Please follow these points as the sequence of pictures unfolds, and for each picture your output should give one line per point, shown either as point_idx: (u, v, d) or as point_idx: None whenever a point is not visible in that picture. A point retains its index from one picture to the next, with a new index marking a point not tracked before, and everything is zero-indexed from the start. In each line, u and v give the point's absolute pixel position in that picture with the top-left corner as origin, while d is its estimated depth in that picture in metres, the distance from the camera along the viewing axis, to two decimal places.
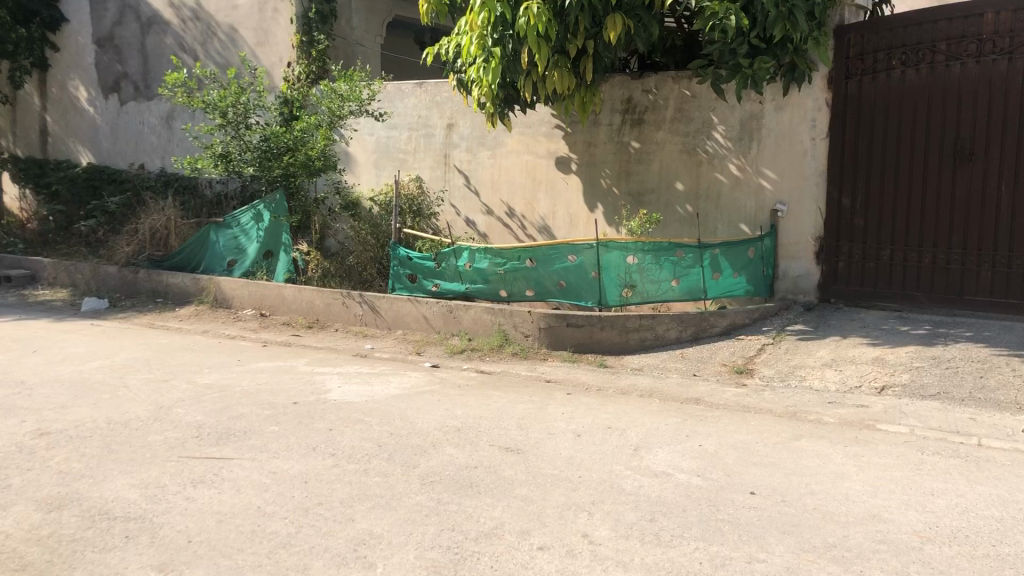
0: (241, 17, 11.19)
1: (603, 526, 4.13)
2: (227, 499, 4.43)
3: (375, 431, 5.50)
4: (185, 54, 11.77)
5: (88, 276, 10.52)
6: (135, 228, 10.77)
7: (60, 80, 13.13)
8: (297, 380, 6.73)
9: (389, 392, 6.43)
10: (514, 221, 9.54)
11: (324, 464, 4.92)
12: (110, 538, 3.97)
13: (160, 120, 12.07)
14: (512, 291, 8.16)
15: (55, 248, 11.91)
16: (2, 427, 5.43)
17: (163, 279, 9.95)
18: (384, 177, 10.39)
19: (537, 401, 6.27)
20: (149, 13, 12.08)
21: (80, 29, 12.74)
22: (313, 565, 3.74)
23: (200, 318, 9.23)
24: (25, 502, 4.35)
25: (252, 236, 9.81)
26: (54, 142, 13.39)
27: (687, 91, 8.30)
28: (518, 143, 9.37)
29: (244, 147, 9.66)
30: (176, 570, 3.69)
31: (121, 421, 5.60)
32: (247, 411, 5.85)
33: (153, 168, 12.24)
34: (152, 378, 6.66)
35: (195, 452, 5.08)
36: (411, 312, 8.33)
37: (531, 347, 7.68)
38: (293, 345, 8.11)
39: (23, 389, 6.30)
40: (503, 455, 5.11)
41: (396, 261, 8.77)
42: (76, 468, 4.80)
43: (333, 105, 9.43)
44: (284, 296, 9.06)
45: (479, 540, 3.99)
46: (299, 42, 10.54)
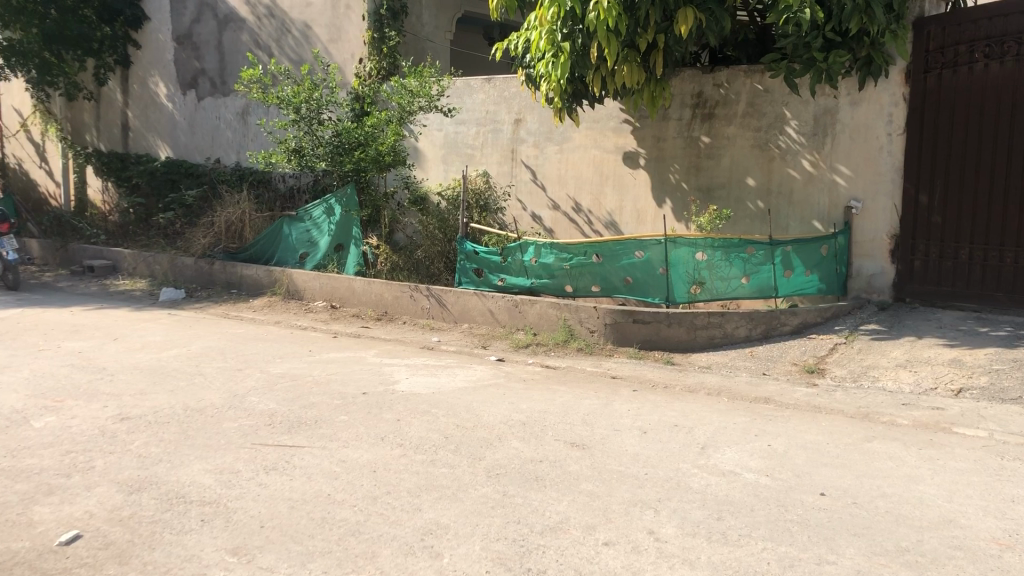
0: (315, 14, 11.36)
1: (669, 523, 4.11)
2: (298, 486, 4.53)
3: (441, 423, 5.57)
4: (261, 50, 12.01)
5: (166, 267, 10.87)
6: (211, 220, 11.03)
7: (140, 76, 13.49)
8: (366, 371, 6.84)
9: (455, 384, 6.49)
10: (581, 216, 9.49)
11: (392, 454, 5.00)
12: (187, 521, 4.09)
13: (236, 115, 12.35)
14: (579, 286, 8.16)
15: (135, 240, 12.39)
16: (86, 411, 5.65)
17: (238, 271, 10.19)
18: (452, 173, 10.43)
19: (602, 397, 6.26)
20: (226, 11, 12.33)
21: (161, 26, 13.07)
22: (381, 553, 3.80)
23: (272, 309, 9.44)
24: (107, 483, 4.52)
25: (324, 229, 9.95)
26: (136, 137, 13.80)
27: (760, 85, 8.18)
28: (587, 137, 9.33)
29: (317, 143, 9.82)
30: (251, 554, 3.79)
31: (197, 408, 5.77)
32: (318, 400, 5.98)
33: (228, 162, 12.53)
34: (226, 367, 6.84)
35: (268, 439, 5.20)
36: (477, 306, 8.39)
37: (597, 343, 7.65)
38: (362, 337, 8.24)
39: (105, 375, 6.53)
40: (568, 450, 5.11)
41: (462, 256, 8.82)
42: (156, 452, 4.96)
43: (404, 101, 9.56)
44: (355, 288, 9.20)
45: (544, 534, 4.00)
46: (370, 38, 10.63)
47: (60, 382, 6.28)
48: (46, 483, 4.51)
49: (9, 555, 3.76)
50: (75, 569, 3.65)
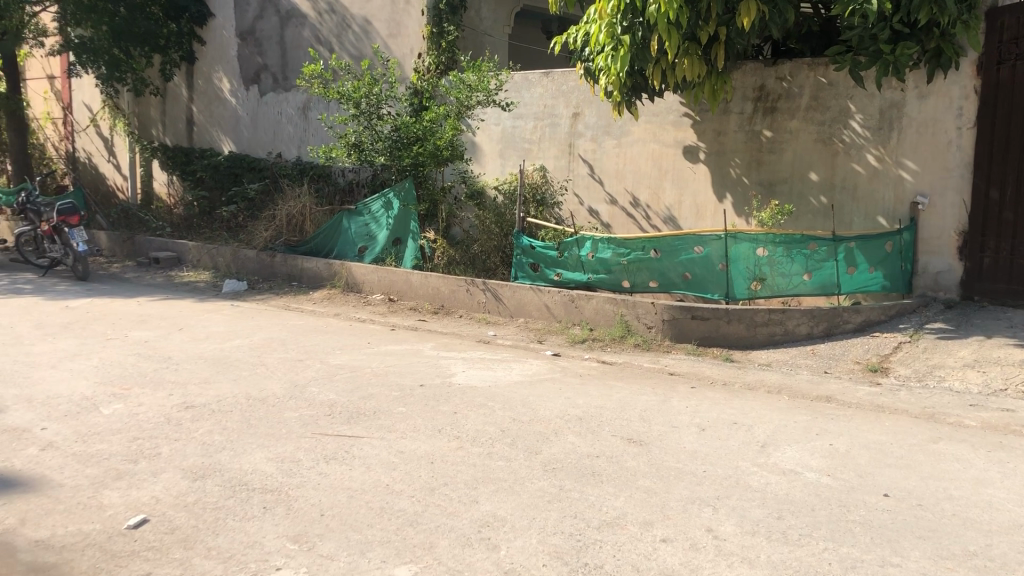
0: (375, 9, 11.46)
1: (728, 521, 4.07)
2: (357, 475, 4.58)
3: (498, 416, 5.58)
4: (322, 46, 12.14)
5: (229, 259, 11.08)
6: (273, 214, 11.20)
7: (205, 71, 13.74)
8: (423, 363, 6.89)
9: (512, 378, 6.50)
10: (639, 211, 9.40)
11: (449, 446, 5.03)
12: (250, 508, 4.17)
13: (297, 110, 12.52)
14: (636, 281, 8.11)
15: (199, 232, 12.63)
16: (152, 398, 5.78)
17: (298, 264, 10.35)
18: (509, 167, 10.41)
19: (659, 393, 6.22)
20: (287, 7, 12.49)
21: (225, 23, 13.30)
22: (439, 544, 3.82)
23: (332, 301, 9.56)
24: (173, 469, 4.63)
25: (382, 223, 10.05)
26: (200, 131, 14.05)
27: (824, 78, 8.03)
28: (645, 131, 9.24)
29: (376, 137, 9.91)
30: (311, 542, 3.84)
31: (259, 397, 5.87)
32: (377, 392, 6.04)
33: (290, 156, 12.70)
34: (287, 357, 6.94)
35: (328, 429, 5.27)
36: (533, 300, 8.39)
37: (654, 339, 7.60)
38: (420, 329, 8.29)
39: (170, 364, 6.68)
40: (625, 446, 5.08)
41: (519, 250, 8.83)
42: (219, 440, 5.06)
43: (462, 95, 9.58)
44: (412, 282, 9.27)
45: (601, 529, 3.99)
46: (429, 33, 10.71)
47: (128, 370, 6.45)
48: (115, 468, 4.64)
49: (80, 537, 3.88)
50: (143, 552, 3.74)
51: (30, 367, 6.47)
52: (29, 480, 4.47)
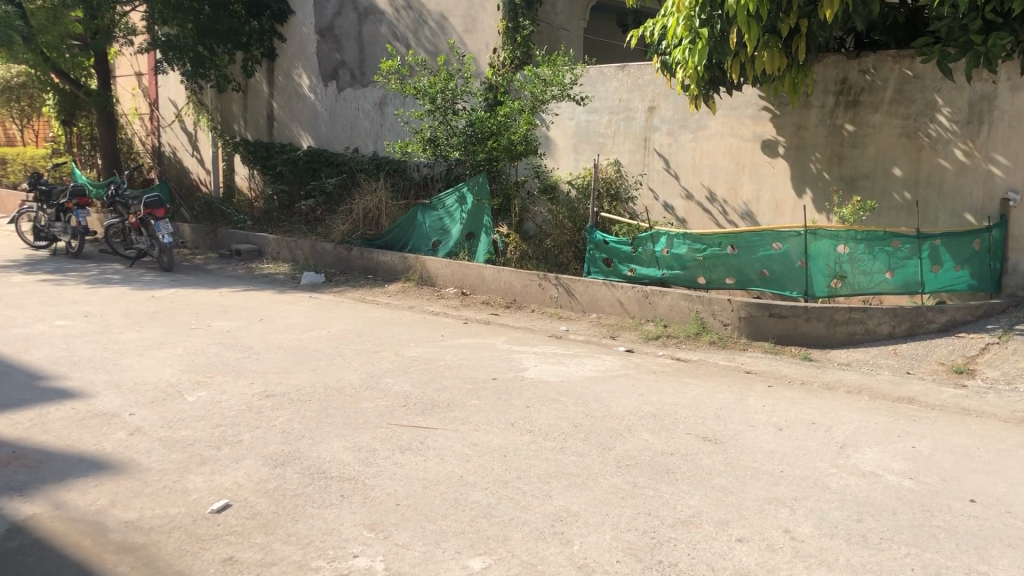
0: (451, 5, 11.52)
1: (806, 522, 3.99)
2: (432, 466, 4.64)
3: (571, 411, 5.58)
4: (399, 42, 12.27)
5: (307, 252, 11.32)
6: (350, 207, 11.39)
7: (285, 68, 14.02)
8: (496, 357, 6.92)
9: (584, 374, 6.49)
10: (715, 206, 9.26)
11: (522, 440, 5.04)
12: (328, 496, 4.26)
13: (374, 105, 12.68)
14: (712, 278, 8.02)
15: (278, 226, 12.92)
16: (234, 387, 5.95)
17: (374, 257, 10.51)
18: (583, 162, 10.30)
19: (735, 391, 6.13)
20: (365, 3, 12.65)
21: (305, 21, 13.54)
22: (513, 537, 3.85)
23: (406, 294, 9.69)
24: (254, 456, 4.75)
25: (456, 218, 10.13)
26: (280, 127, 14.33)
27: (909, 71, 7.80)
28: (723, 125, 9.09)
29: (451, 132, 9.99)
30: (387, 531, 3.91)
31: (336, 387, 5.98)
32: (450, 384, 6.10)
33: (366, 151, 12.88)
34: (364, 349, 7.06)
35: (403, 420, 5.34)
36: (606, 296, 8.36)
37: (730, 337, 7.50)
38: (492, 323, 8.34)
39: (251, 353, 6.85)
40: (700, 444, 5.03)
41: (592, 245, 8.79)
42: (298, 429, 5.17)
43: (537, 90, 9.56)
44: (485, 276, 9.32)
45: (675, 527, 3.96)
46: (505, 28, 10.74)
47: (211, 358, 6.64)
48: (199, 453, 4.78)
49: (167, 519, 4.01)
50: (225, 536, 3.85)
51: (119, 354, 6.72)
52: (119, 463, 4.64)
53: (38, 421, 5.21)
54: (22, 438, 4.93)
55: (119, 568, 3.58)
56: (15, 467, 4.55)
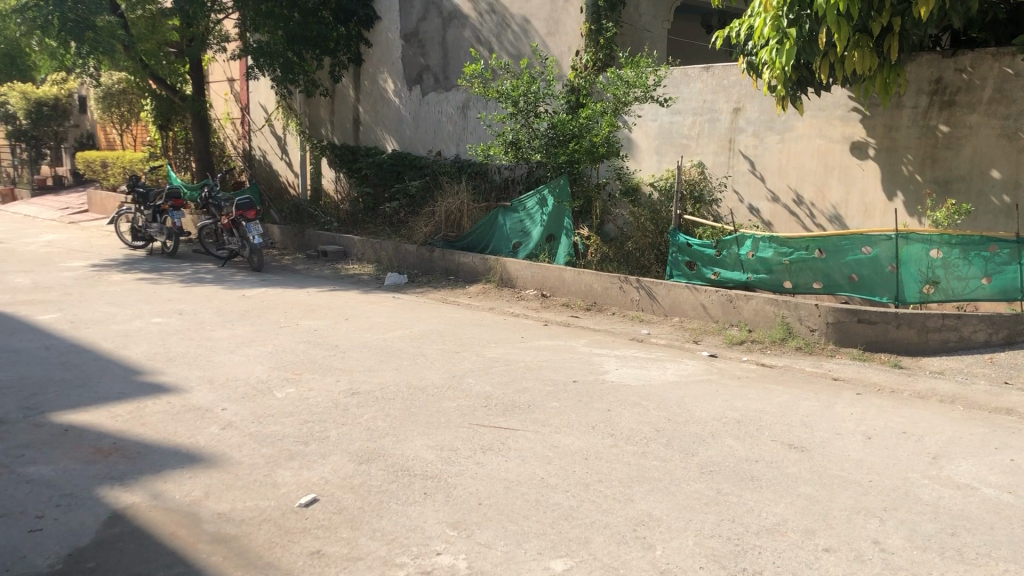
0: (534, 8, 11.55)
1: (896, 534, 3.89)
2: (513, 467, 4.66)
3: (653, 415, 5.55)
4: (482, 46, 12.36)
5: (391, 253, 11.51)
6: (432, 210, 11.53)
7: (371, 73, 14.29)
8: (577, 359, 6.92)
9: (666, 378, 6.44)
10: (802, 209, 9.08)
11: (603, 444, 5.03)
12: (411, 493, 4.33)
13: (457, 109, 12.82)
14: (798, 282, 7.87)
15: (363, 227, 13.19)
16: (321, 384, 6.10)
17: (455, 259, 10.63)
18: (666, 164, 10.17)
19: (822, 398, 6.00)
20: (450, 8, 12.79)
21: (390, 26, 13.77)
22: (594, 540, 3.84)
23: (487, 296, 9.76)
24: (341, 452, 4.86)
25: (536, 220, 10.17)
26: (365, 130, 14.58)
27: (1010, 69, 7.50)
28: (811, 127, 8.90)
29: (533, 135, 10.04)
30: (469, 529, 3.95)
31: (419, 387, 6.07)
32: (531, 386, 6.12)
33: (448, 154, 13.02)
34: (446, 349, 7.14)
35: (485, 421, 5.39)
36: (689, 300, 8.27)
37: (817, 343, 7.33)
38: (573, 325, 8.35)
39: (338, 351, 7.01)
40: (785, 452, 4.94)
41: (675, 248, 8.71)
42: (382, 426, 5.27)
43: (620, 92, 9.50)
44: (565, 278, 9.32)
45: (760, 535, 3.90)
46: (587, 31, 10.73)
47: (299, 356, 6.81)
48: (288, 448, 4.91)
49: (257, 512, 4.13)
50: (313, 529, 3.95)
51: (212, 351, 6.95)
52: (212, 456, 4.80)
53: (137, 414, 5.43)
54: (123, 430, 5.15)
55: (212, 558, 3.70)
56: (116, 457, 4.75)
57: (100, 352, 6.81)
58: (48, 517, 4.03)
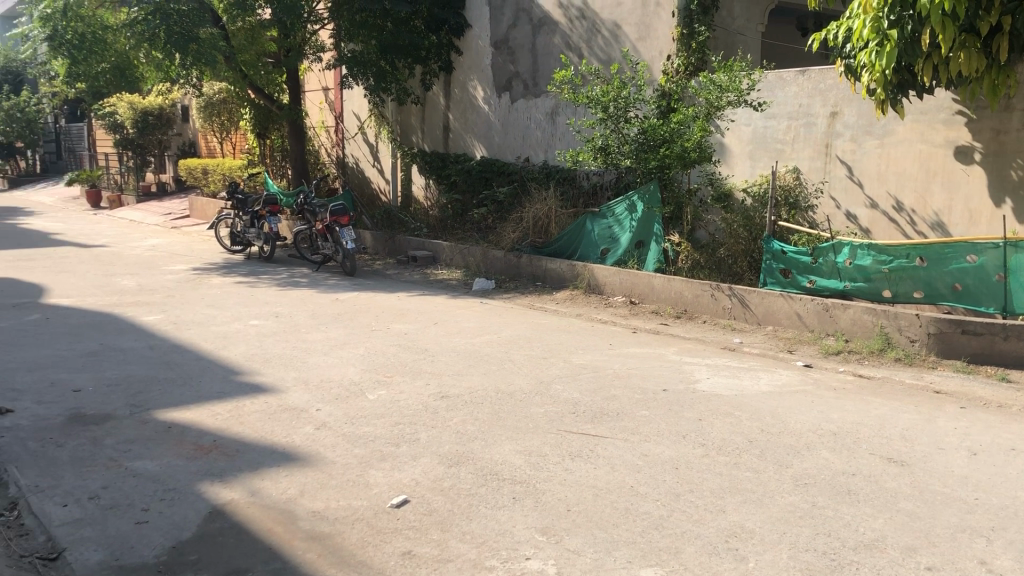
0: (625, 13, 11.50)
1: (1005, 555, 3.72)
2: (602, 475, 4.64)
3: (746, 426, 5.44)
4: (572, 52, 12.35)
5: (479, 258, 11.62)
6: (520, 216, 11.58)
7: (462, 80, 14.43)
8: (667, 367, 6.85)
9: (758, 388, 6.30)
10: (903, 216, 8.79)
11: (694, 453, 4.96)
12: (500, 497, 4.34)
13: (546, 115, 12.84)
14: (898, 291, 7.63)
15: (453, 233, 13.45)
16: (412, 387, 6.19)
17: (543, 265, 10.68)
18: (760, 169, 9.96)
19: (923, 412, 5.79)
20: (540, 15, 12.82)
21: (481, 33, 13.88)
22: (685, 550, 3.79)
23: (575, 302, 9.75)
24: (431, 454, 4.91)
25: (626, 226, 10.17)
26: (455, 137, 14.74)
27: None
28: (912, 130, 8.61)
29: (622, 140, 9.98)
30: (559, 535, 3.94)
31: (508, 392, 6.09)
32: (620, 394, 6.07)
33: (537, 160, 13.05)
34: (534, 355, 7.15)
35: (573, 427, 5.37)
36: (783, 308, 8.09)
37: (918, 354, 7.09)
38: (662, 333, 8.27)
39: (428, 355, 7.10)
40: (885, 466, 4.78)
41: (768, 255, 8.53)
42: (472, 430, 5.31)
43: (712, 97, 9.35)
44: (654, 286, 9.24)
45: (858, 550, 3.78)
46: (679, 35, 10.62)
47: (390, 359, 6.93)
48: (380, 449, 5.00)
49: (350, 512, 4.21)
50: (404, 530, 4.00)
51: (307, 353, 7.12)
52: (307, 455, 4.91)
53: (237, 412, 5.60)
54: (223, 428, 5.32)
55: (308, 554, 3.79)
56: (216, 454, 4.90)
57: (201, 352, 7.05)
58: (153, 510, 4.19)
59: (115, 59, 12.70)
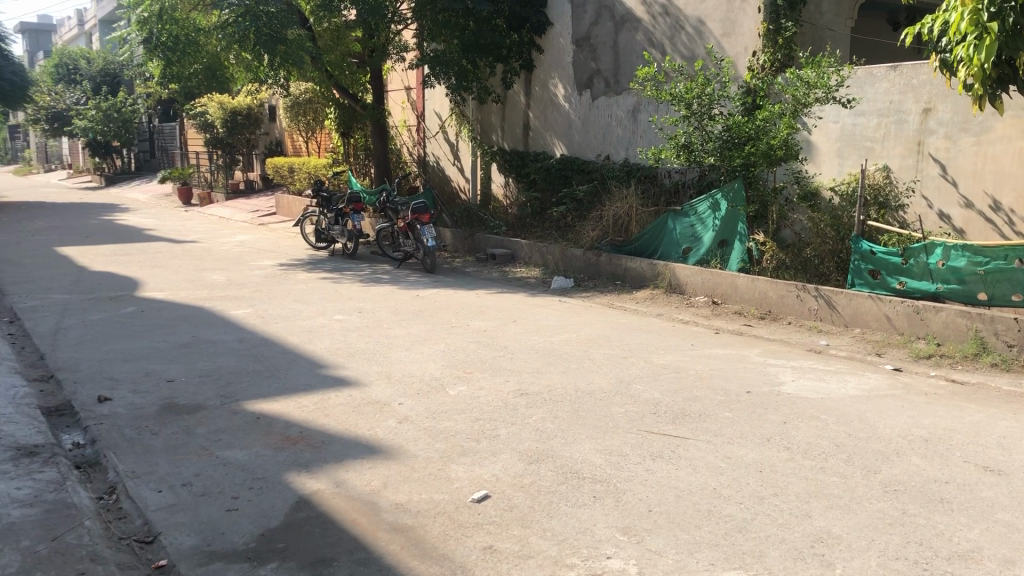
0: (709, 9, 11.36)
1: None
2: (684, 476, 4.59)
3: (832, 430, 5.31)
4: (655, 48, 12.23)
5: (558, 257, 11.63)
6: (600, 214, 11.53)
7: (542, 79, 14.43)
8: (750, 369, 6.74)
9: (846, 392, 6.14)
10: (1000, 216, 8.46)
11: (779, 456, 4.87)
12: (581, 495, 4.34)
13: (627, 113, 12.76)
14: (994, 293, 7.37)
15: (532, 231, 13.51)
16: (492, 383, 6.22)
17: (623, 263, 10.65)
18: (848, 168, 9.70)
19: (1021, 420, 5.56)
20: (623, 12, 12.74)
21: (562, 31, 13.86)
22: (770, 554, 3.72)
23: (655, 301, 9.68)
24: (511, 451, 4.93)
25: (708, 225, 10.06)
26: (535, 135, 14.74)
27: None
28: (1011, 127, 8.26)
29: (706, 138, 9.85)
30: (640, 535, 3.91)
31: (587, 390, 6.07)
32: (702, 395, 6.00)
33: (617, 158, 12.98)
34: (614, 354, 7.12)
35: (654, 427, 5.33)
36: (872, 310, 7.88)
37: (1016, 359, 6.81)
38: (745, 334, 8.13)
39: (507, 352, 7.13)
40: (981, 474, 4.61)
41: (856, 256, 8.31)
42: (551, 428, 5.31)
43: (799, 93, 9.14)
44: (737, 286, 9.11)
45: (951, 561, 3.66)
46: (765, 31, 10.43)
47: (470, 355, 6.98)
48: (460, 445, 5.04)
49: (432, 505, 4.26)
50: (485, 525, 4.03)
51: (389, 348, 7.23)
52: (389, 449, 4.98)
53: (322, 405, 5.72)
54: (308, 420, 5.44)
55: (391, 546, 3.84)
56: (302, 445, 5.02)
57: (287, 345, 7.22)
58: (242, 498, 4.31)
59: (206, 60, 13.12)
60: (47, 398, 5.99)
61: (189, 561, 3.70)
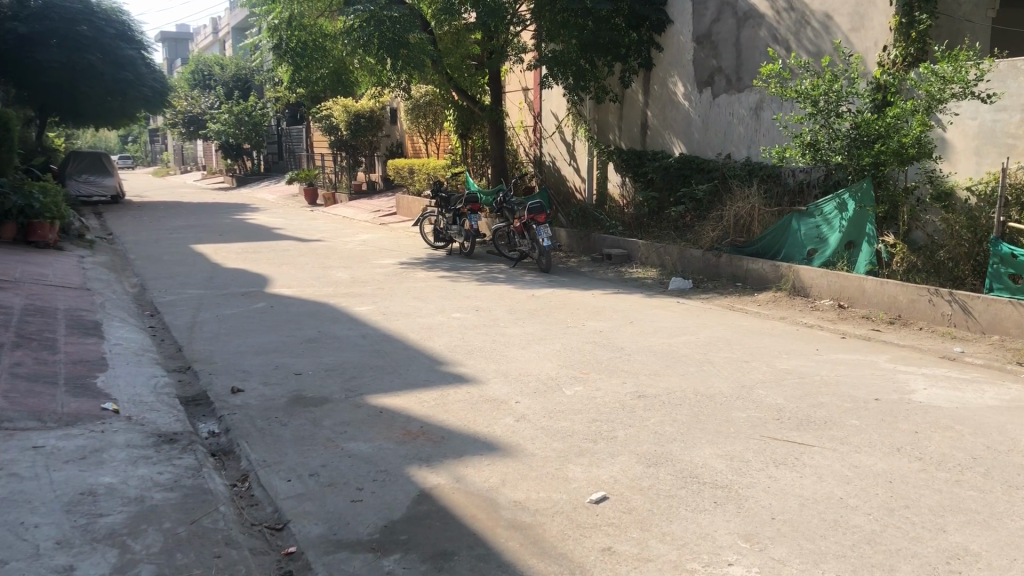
0: (837, 4, 11.00)
1: None
2: (809, 484, 4.45)
3: (969, 441, 5.05)
4: (779, 45, 11.93)
5: (676, 258, 11.52)
6: (720, 214, 11.34)
7: (662, 77, 14.26)
8: (880, 376, 6.47)
9: (985, 402, 5.83)
10: None
11: (910, 467, 4.67)
12: (701, 501, 4.27)
13: (749, 111, 12.48)
14: None
15: (649, 230, 13.40)
16: (609, 384, 6.20)
17: (744, 265, 10.44)
18: (987, 166, 9.18)
19: None
20: (745, 8, 12.46)
21: (683, 28, 13.65)
22: (901, 569, 3.58)
23: (778, 304, 9.45)
24: (629, 453, 4.90)
25: (835, 225, 9.77)
26: (653, 135, 14.60)
27: None
28: None
29: (833, 136, 9.56)
30: (762, 543, 3.82)
31: (707, 394, 5.98)
32: (828, 401, 5.81)
33: (738, 156, 12.71)
34: (735, 358, 6.98)
35: (776, 434, 5.20)
36: (1012, 316, 7.46)
37: None
38: (873, 339, 7.83)
39: (625, 353, 7.08)
40: None
41: (995, 258, 7.92)
42: (671, 431, 5.25)
43: (933, 88, 8.74)
44: (865, 288, 8.79)
45: None
46: (897, 24, 10.02)
47: (587, 356, 6.97)
48: (579, 445, 5.04)
49: (551, 504, 4.27)
50: (604, 526, 4.01)
51: (506, 346, 7.30)
52: (508, 447, 5.02)
53: (442, 401, 5.83)
54: (429, 415, 5.55)
55: (511, 543, 3.88)
56: (423, 439, 5.13)
57: (408, 342, 7.38)
58: (367, 489, 4.43)
59: (333, 65, 13.57)
60: (185, 387, 6.31)
61: (317, 549, 3.83)
